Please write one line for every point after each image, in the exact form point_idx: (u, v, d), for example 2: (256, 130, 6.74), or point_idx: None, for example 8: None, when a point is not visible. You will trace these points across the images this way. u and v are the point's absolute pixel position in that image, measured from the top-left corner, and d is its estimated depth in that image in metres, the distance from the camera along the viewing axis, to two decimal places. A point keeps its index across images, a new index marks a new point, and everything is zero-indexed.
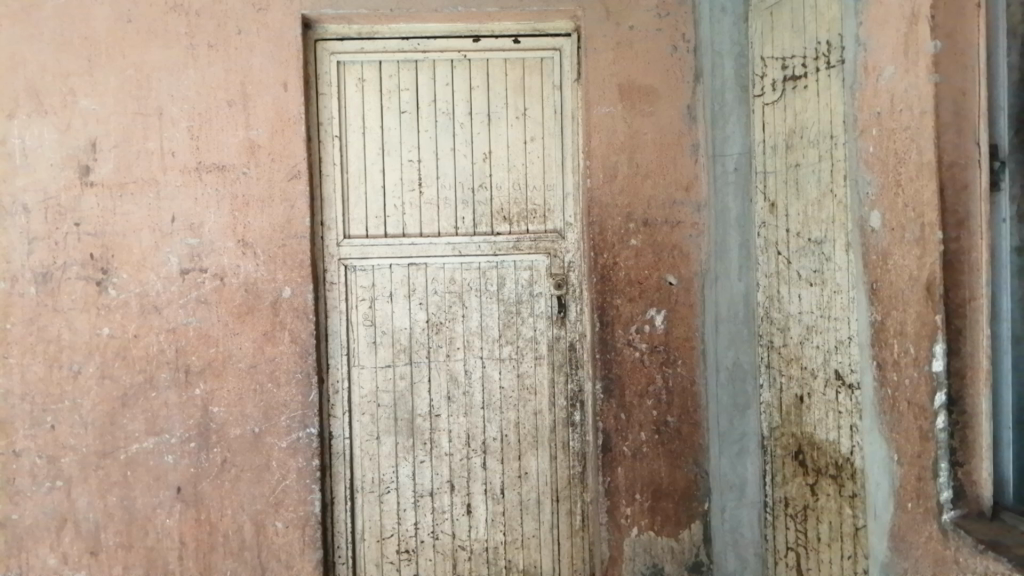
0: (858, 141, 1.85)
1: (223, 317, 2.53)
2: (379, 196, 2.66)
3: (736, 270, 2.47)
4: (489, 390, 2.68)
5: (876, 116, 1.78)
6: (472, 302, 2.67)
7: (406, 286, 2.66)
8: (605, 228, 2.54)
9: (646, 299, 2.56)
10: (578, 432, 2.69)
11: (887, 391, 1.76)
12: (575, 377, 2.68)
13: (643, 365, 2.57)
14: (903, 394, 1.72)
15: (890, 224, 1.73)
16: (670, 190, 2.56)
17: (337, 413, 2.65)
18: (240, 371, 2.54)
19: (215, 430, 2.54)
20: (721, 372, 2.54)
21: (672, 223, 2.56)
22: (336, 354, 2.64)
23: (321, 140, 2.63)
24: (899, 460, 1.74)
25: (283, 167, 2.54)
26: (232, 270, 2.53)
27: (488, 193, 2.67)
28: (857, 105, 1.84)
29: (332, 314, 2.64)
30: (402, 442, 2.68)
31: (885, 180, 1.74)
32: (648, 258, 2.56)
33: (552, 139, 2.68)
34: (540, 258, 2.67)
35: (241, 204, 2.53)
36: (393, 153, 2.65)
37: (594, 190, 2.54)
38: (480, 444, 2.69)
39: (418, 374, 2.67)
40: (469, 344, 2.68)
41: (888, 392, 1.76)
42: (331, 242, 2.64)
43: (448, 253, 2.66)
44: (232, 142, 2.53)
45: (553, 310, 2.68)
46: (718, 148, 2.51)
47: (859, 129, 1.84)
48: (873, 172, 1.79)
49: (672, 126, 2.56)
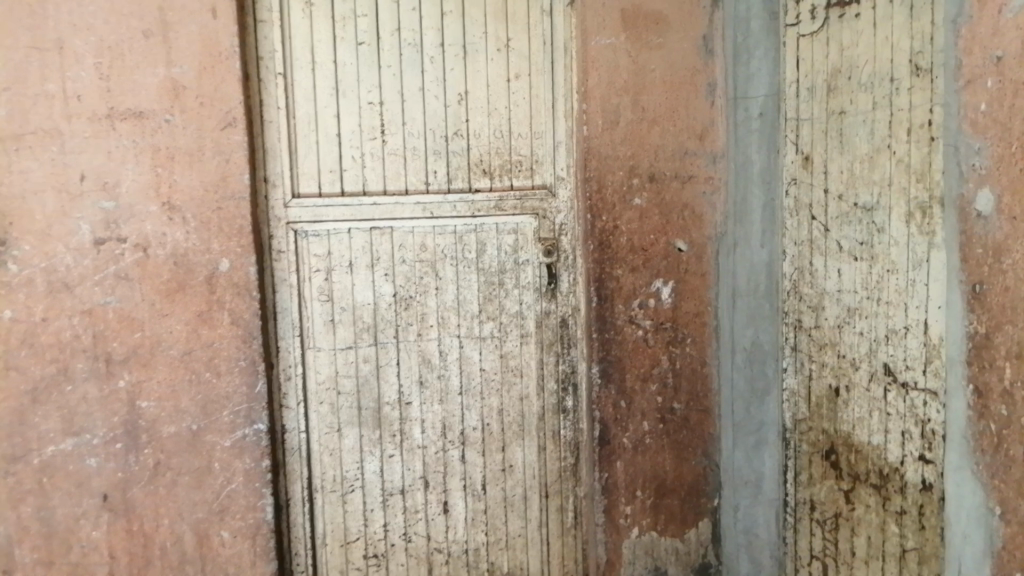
0: (961, 94, 1.50)
1: (148, 296, 2.12)
2: (333, 146, 2.21)
3: (757, 237, 2.12)
4: (469, 374, 2.31)
5: (995, 62, 1.43)
6: (446, 273, 2.27)
7: (367, 254, 2.25)
8: (604, 184, 2.13)
9: (651, 269, 2.17)
10: (570, 419, 2.35)
11: (991, 427, 1.50)
12: (567, 356, 2.33)
13: (647, 345, 2.19)
14: (1016, 435, 1.45)
15: (1006, 210, 1.43)
16: (681, 138, 2.14)
17: (290, 403, 2.27)
18: (172, 360, 2.14)
19: (145, 428, 2.15)
20: (737, 355, 2.19)
21: (683, 177, 2.15)
22: (287, 335, 2.25)
23: (262, 76, 2.16)
24: (1002, 515, 1.49)
25: (215, 113, 2.09)
26: (156, 238, 2.10)
27: (464, 142, 2.25)
28: (961, 45, 1.50)
29: (281, 288, 2.23)
30: (367, 435, 2.31)
31: (1003, 150, 1.42)
32: (653, 220, 2.15)
33: (541, 76, 2.26)
34: (525, 220, 2.28)
35: (165, 159, 2.08)
36: (350, 94, 2.20)
37: (592, 139, 2.11)
38: (458, 434, 2.33)
39: (385, 356, 2.29)
40: (445, 322, 2.29)
41: (992, 428, 1.50)
42: (276, 203, 2.20)
43: (417, 215, 2.24)
44: (151, 82, 2.06)
45: (542, 280, 2.30)
46: (741, 88, 2.12)
47: (963, 78, 1.50)
48: (986, 137, 1.46)
49: (686, 61, 2.13)
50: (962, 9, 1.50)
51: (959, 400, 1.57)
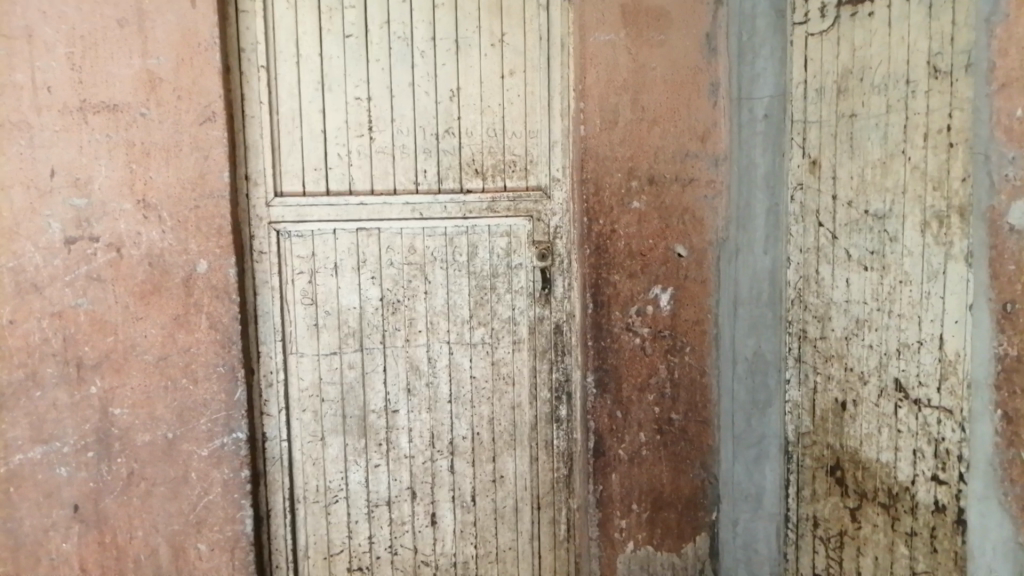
0: (994, 99, 1.43)
1: (122, 298, 2.01)
2: (318, 142, 2.11)
3: (761, 243, 2.04)
4: (458, 381, 2.22)
5: None
6: (436, 276, 2.18)
7: (354, 256, 2.15)
8: (601, 186, 2.04)
9: (649, 274, 2.08)
10: (564, 429, 2.27)
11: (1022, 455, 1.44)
12: (561, 363, 2.24)
13: (644, 353, 2.11)
14: None
15: None
16: (681, 140, 2.06)
17: (271, 410, 2.17)
18: (147, 365, 2.04)
19: (118, 437, 2.05)
20: (737, 365, 2.11)
21: (683, 180, 2.07)
22: (268, 339, 2.15)
23: (243, 69, 2.06)
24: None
25: (194, 107, 1.99)
26: (131, 236, 2.00)
27: (455, 141, 2.15)
28: (993, 47, 1.43)
29: (262, 291, 2.13)
30: (352, 444, 2.21)
31: None
32: (653, 224, 2.07)
33: (536, 73, 2.16)
34: (519, 222, 2.18)
35: (141, 154, 1.98)
36: (336, 89, 2.10)
37: (590, 140, 2.03)
38: (447, 444, 2.24)
39: (371, 362, 2.19)
40: (434, 327, 2.20)
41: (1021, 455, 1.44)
42: (258, 201, 2.10)
43: (407, 215, 2.15)
44: (126, 73, 1.95)
45: (536, 285, 2.21)
46: (745, 89, 2.04)
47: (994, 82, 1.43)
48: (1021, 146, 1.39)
49: (688, 60, 2.05)
50: (996, 7, 1.42)
51: (983, 425, 1.50)
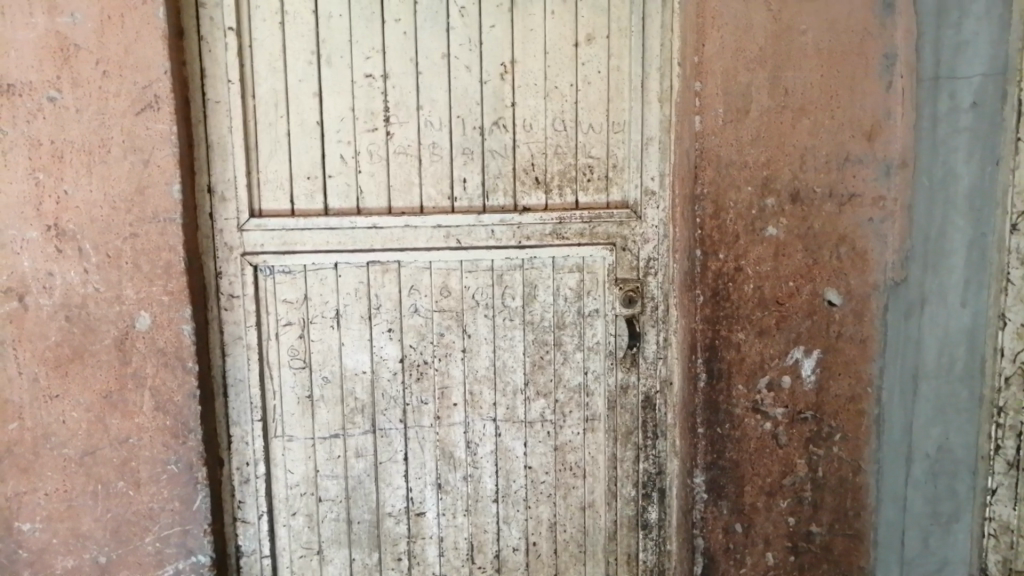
0: None
1: (28, 368, 1.38)
2: (312, 140, 1.47)
3: (959, 290, 1.42)
4: (508, 474, 1.60)
5: None
6: (479, 328, 1.55)
7: (363, 301, 1.52)
8: (722, 206, 1.41)
9: (788, 331, 1.45)
10: (654, 538, 1.63)
11: None
12: (652, 451, 1.60)
13: (777, 444, 1.48)
14: None
15: None
16: (840, 136, 1.39)
17: (248, 516, 1.55)
18: (66, 462, 1.42)
19: (29, 562, 1.43)
20: (913, 464, 1.48)
21: (840, 197, 1.40)
22: (243, 419, 1.53)
23: (203, 30, 1.42)
24: None
25: (126, 89, 1.34)
26: (39, 279, 1.37)
27: (508, 137, 1.50)
28: None
29: (234, 351, 1.50)
30: (361, 560, 1.60)
31: None
32: (796, 260, 1.42)
33: (626, 38, 1.49)
34: (596, 253, 1.54)
35: (49, 157, 1.34)
36: (337, 62, 1.45)
37: (708, 137, 1.39)
38: (491, 558, 1.62)
39: (388, 448, 1.57)
40: (475, 400, 1.57)
41: None
42: (227, 225, 1.47)
43: (438, 244, 1.51)
44: (24, 38, 1.31)
45: (618, 341, 1.57)
46: (944, 65, 1.37)
47: None
48: None
49: (853, 21, 1.37)
50: None
51: None
